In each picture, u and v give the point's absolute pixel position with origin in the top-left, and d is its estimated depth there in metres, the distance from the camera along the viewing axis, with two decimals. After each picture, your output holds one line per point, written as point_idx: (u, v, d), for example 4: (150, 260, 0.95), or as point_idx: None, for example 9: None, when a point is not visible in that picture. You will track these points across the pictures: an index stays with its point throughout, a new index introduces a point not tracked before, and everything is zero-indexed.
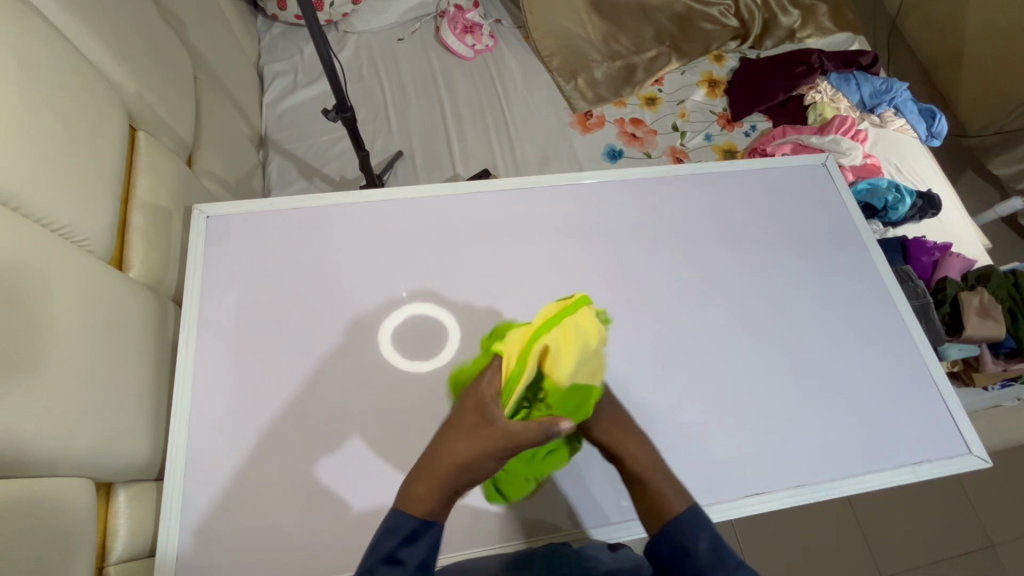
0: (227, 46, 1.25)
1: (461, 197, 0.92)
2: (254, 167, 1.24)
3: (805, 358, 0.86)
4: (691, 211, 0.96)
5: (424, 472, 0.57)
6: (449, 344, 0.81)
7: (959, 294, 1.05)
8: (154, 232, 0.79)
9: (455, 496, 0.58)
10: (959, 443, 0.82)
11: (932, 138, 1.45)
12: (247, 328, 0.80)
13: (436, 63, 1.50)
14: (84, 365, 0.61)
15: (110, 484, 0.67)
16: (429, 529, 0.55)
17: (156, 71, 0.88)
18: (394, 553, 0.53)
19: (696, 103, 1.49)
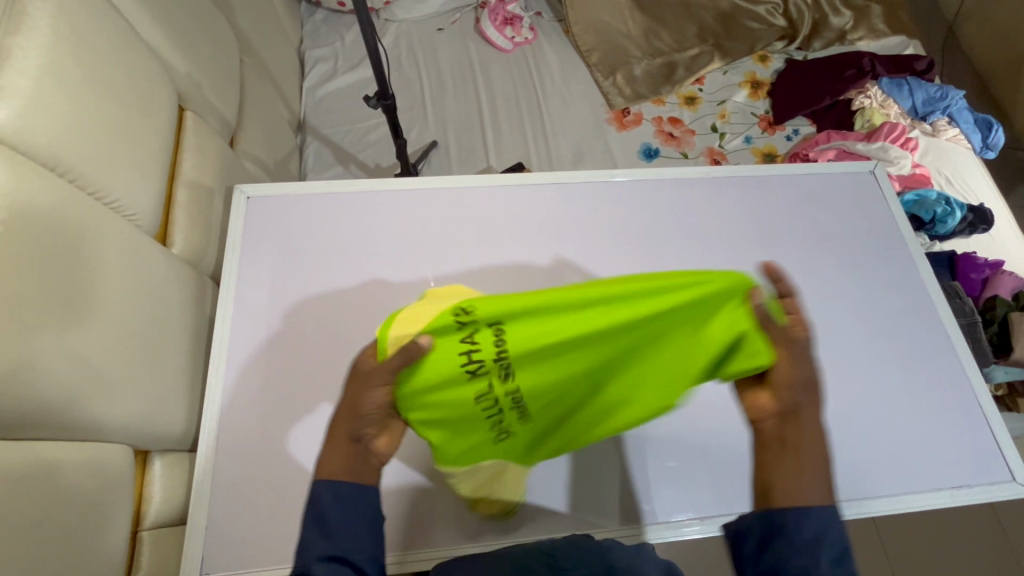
0: (272, 31, 1.27)
1: (497, 189, 0.92)
2: (291, 151, 1.26)
3: (839, 372, 0.83)
4: (730, 214, 0.93)
5: (341, 433, 0.53)
6: None
7: (1009, 314, 1.00)
8: (196, 209, 0.81)
9: (366, 454, 0.54)
10: (1001, 470, 0.78)
11: (988, 149, 1.38)
12: (281, 308, 0.81)
13: (475, 54, 1.49)
14: (128, 336, 0.63)
15: (146, 453, 0.69)
16: (349, 489, 0.52)
17: (205, 53, 0.90)
18: (321, 516, 0.51)
19: (737, 105, 1.45)
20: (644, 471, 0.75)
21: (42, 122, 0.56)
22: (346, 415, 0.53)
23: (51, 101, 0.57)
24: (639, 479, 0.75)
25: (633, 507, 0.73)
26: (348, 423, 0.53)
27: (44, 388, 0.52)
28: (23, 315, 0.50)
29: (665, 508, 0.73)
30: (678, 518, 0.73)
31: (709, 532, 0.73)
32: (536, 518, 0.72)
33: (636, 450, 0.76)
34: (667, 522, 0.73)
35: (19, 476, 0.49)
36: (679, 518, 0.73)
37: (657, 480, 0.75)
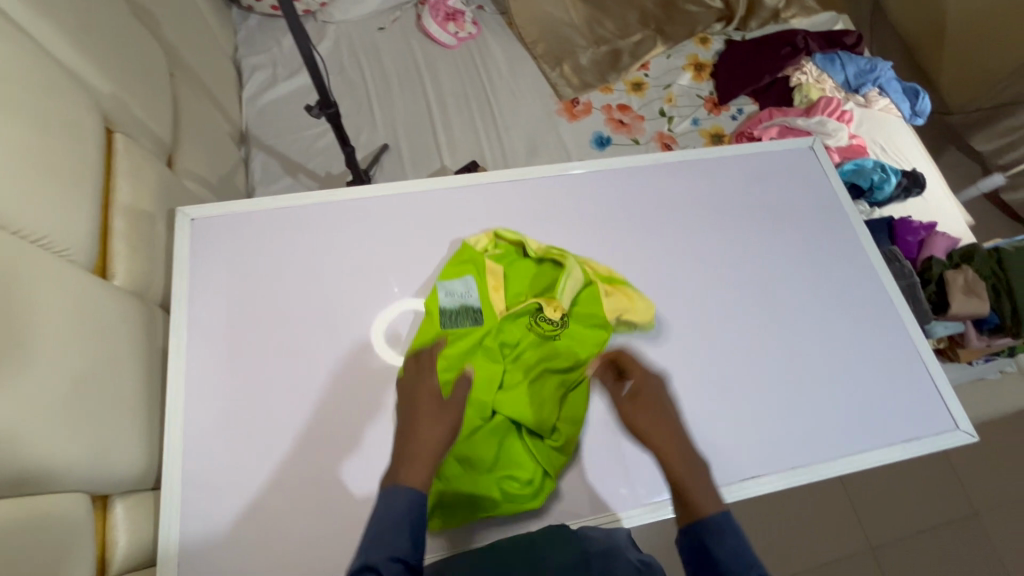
0: (202, 40, 1.21)
1: (451, 191, 0.91)
2: (236, 165, 1.21)
3: (793, 343, 0.87)
4: (681, 198, 0.96)
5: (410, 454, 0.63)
6: None
7: (944, 272, 1.06)
8: (137, 237, 0.77)
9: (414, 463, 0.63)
10: (947, 420, 0.83)
11: (916, 116, 1.46)
12: (237, 332, 0.78)
13: (419, 53, 1.47)
14: (73, 379, 0.60)
15: (107, 497, 0.66)
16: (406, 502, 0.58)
17: (130, 70, 0.85)
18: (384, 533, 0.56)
19: (682, 88, 1.48)
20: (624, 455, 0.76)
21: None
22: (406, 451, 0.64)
23: None
24: (619, 459, 0.76)
25: (617, 493, 0.74)
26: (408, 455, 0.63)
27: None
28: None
29: (648, 491, 0.74)
30: (661, 498, 0.74)
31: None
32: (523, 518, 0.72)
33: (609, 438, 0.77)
34: (648, 502, 0.74)
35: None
36: (662, 499, 0.74)
37: (636, 460, 0.76)
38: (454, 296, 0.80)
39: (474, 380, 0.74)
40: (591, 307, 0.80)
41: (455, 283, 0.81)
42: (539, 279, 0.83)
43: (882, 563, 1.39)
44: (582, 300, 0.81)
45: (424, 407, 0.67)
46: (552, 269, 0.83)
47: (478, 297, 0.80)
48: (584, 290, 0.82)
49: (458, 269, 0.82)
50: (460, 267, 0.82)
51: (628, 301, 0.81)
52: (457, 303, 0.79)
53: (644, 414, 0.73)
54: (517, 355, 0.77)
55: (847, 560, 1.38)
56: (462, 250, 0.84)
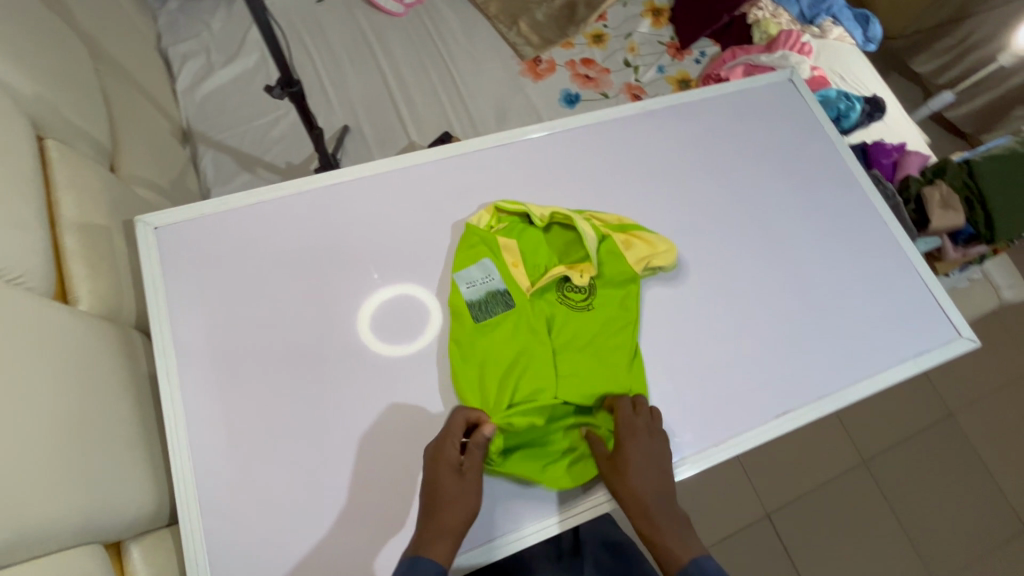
0: (122, 29, 1.08)
1: (438, 164, 0.86)
2: (184, 166, 1.10)
3: (799, 276, 0.87)
4: (670, 145, 0.94)
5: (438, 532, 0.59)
6: (438, 322, 0.76)
7: (921, 190, 1.10)
8: (95, 255, 0.68)
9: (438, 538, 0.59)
10: (949, 329, 0.86)
11: (869, 42, 1.48)
12: (231, 345, 0.72)
13: (366, 24, 1.37)
14: (54, 422, 0.52)
15: (119, 542, 0.59)
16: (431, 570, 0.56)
17: (49, 65, 0.73)
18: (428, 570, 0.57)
19: (643, 36, 1.45)
20: None
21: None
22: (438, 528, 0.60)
23: None
24: None
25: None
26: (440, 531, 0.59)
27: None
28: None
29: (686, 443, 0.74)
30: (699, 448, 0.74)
31: (729, 453, 0.74)
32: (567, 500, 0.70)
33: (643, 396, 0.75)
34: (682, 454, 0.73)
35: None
36: (700, 448, 0.74)
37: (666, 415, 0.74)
38: (476, 284, 0.76)
39: (522, 364, 0.72)
40: (616, 264, 0.78)
41: (474, 271, 0.77)
42: (562, 248, 0.81)
43: (877, 472, 1.48)
44: (604, 256, 0.79)
45: (445, 486, 0.60)
46: (564, 234, 0.82)
47: (499, 274, 0.77)
48: (601, 246, 0.79)
49: (470, 254, 0.78)
50: (469, 253, 0.78)
51: (650, 246, 0.79)
52: (482, 291, 0.75)
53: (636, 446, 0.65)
54: (559, 331, 0.75)
55: (846, 474, 1.46)
56: (470, 227, 0.80)
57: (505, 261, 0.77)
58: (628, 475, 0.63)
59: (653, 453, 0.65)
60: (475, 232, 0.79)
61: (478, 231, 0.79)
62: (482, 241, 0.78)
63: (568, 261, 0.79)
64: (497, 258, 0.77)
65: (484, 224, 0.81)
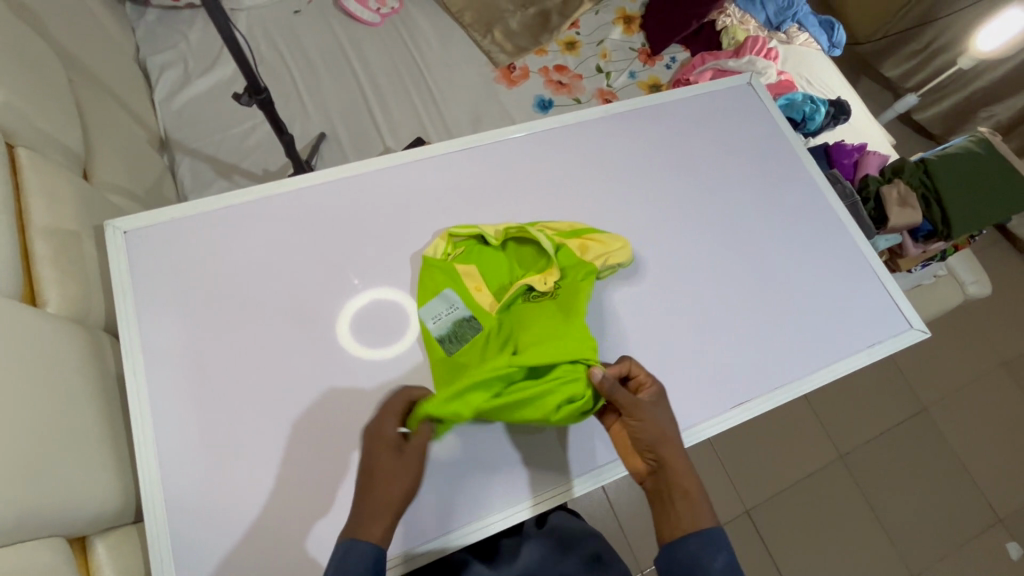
0: (97, 40, 1.10)
1: (405, 167, 0.88)
2: (161, 173, 1.12)
3: (758, 272, 0.90)
4: (633, 147, 0.96)
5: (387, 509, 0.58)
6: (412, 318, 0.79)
7: (879, 188, 1.14)
8: (64, 259, 0.70)
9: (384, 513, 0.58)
10: (901, 321, 0.90)
11: (834, 48, 1.53)
12: (198, 346, 0.73)
13: (342, 33, 1.39)
14: (18, 418, 0.53)
15: (84, 538, 0.61)
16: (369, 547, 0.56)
17: (20, 75, 0.75)
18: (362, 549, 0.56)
19: (615, 42, 1.48)
20: None
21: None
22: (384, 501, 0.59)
23: None
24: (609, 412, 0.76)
25: (611, 446, 0.76)
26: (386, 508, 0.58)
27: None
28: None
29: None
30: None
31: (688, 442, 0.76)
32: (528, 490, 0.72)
33: None
34: None
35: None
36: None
37: None
38: (441, 318, 0.77)
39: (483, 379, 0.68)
40: (575, 269, 0.77)
41: (437, 305, 0.78)
42: (523, 261, 0.81)
43: (851, 466, 1.50)
44: (560, 264, 0.78)
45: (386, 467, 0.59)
46: (519, 249, 0.82)
47: (461, 299, 0.77)
48: (556, 255, 0.79)
49: (433, 288, 0.78)
50: (433, 286, 0.78)
51: (603, 245, 0.80)
52: (448, 322, 0.76)
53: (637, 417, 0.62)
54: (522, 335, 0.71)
55: (822, 469, 1.49)
56: (426, 257, 0.80)
57: (467, 289, 0.78)
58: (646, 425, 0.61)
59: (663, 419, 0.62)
60: (433, 262, 0.80)
61: (435, 260, 0.80)
62: (441, 270, 0.79)
63: (531, 273, 0.79)
64: (460, 287, 0.78)
65: (440, 249, 0.81)
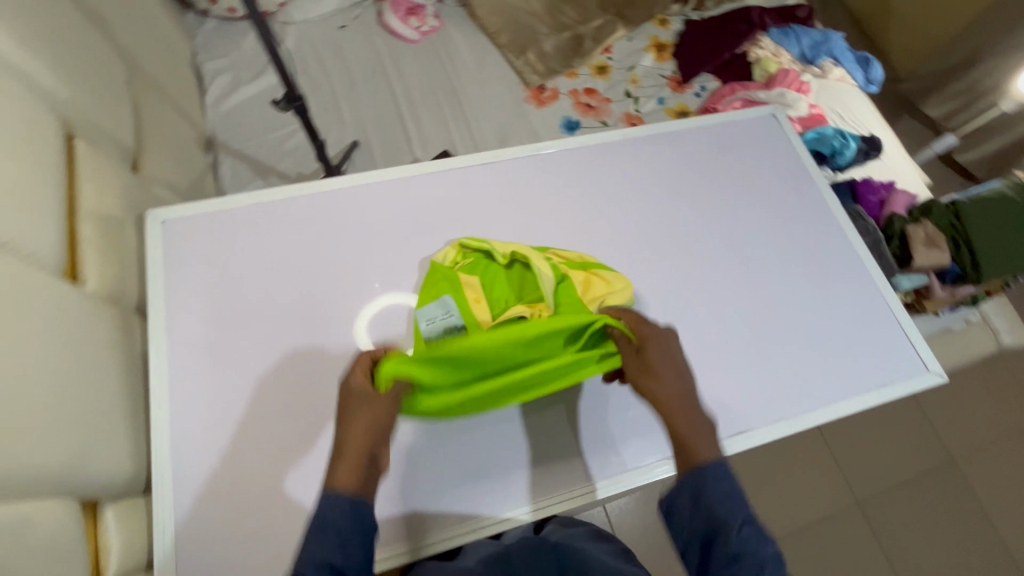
0: (159, 45, 1.19)
1: (426, 178, 0.92)
2: (204, 170, 1.19)
3: (770, 302, 0.89)
4: (651, 170, 0.98)
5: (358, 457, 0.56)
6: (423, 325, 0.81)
7: (905, 227, 1.11)
8: (106, 241, 0.76)
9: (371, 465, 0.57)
10: (917, 363, 0.87)
11: (870, 84, 1.52)
12: (218, 333, 0.77)
13: (383, 48, 1.47)
14: (49, 382, 0.58)
15: (95, 503, 0.64)
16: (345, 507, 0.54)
17: (85, 73, 0.83)
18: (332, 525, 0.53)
19: (646, 69, 1.51)
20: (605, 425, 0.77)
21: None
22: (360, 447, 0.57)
23: None
24: (604, 430, 0.76)
25: (603, 463, 0.75)
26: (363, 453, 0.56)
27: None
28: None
29: (632, 455, 0.75)
30: (645, 462, 0.75)
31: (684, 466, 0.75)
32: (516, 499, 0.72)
33: (598, 404, 0.78)
34: (635, 468, 0.74)
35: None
36: (649, 460, 0.75)
37: (620, 427, 0.76)
38: (435, 322, 0.75)
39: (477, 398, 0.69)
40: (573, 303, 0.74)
41: (433, 309, 0.76)
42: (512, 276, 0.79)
43: (869, 513, 1.44)
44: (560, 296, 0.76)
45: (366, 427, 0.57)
46: (523, 272, 0.79)
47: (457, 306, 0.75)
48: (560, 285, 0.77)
49: (433, 292, 0.77)
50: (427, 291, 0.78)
51: (607, 285, 0.79)
52: (440, 327, 0.75)
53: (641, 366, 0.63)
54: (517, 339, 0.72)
55: (838, 514, 1.43)
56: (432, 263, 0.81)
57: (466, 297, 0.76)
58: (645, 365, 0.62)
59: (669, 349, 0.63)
60: (438, 269, 0.80)
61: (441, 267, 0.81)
62: (444, 276, 0.79)
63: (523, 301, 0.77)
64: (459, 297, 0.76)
65: (448, 254, 0.83)
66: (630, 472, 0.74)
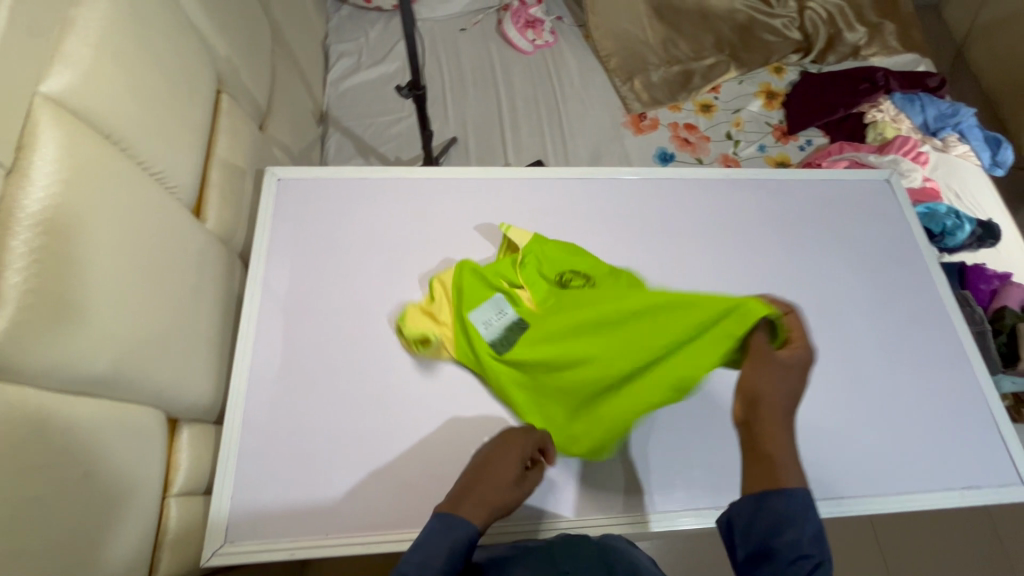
0: (300, 22, 1.29)
1: (520, 181, 0.94)
2: (314, 141, 1.28)
3: (851, 373, 0.84)
4: (745, 214, 0.95)
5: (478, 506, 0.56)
6: None
7: (1018, 324, 1.03)
8: (229, 188, 0.83)
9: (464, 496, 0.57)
10: (1011, 473, 0.79)
11: (997, 166, 1.41)
12: (304, 290, 0.82)
13: (496, 55, 1.52)
14: (161, 301, 0.63)
15: (176, 421, 0.70)
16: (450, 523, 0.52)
17: (241, 37, 0.92)
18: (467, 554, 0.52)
19: (752, 114, 1.48)
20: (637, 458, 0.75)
21: (83, 78, 0.55)
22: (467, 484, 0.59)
23: (106, 69, 0.58)
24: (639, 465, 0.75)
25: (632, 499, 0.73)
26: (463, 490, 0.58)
27: (64, 341, 0.50)
28: (47, 266, 0.49)
29: (661, 497, 0.73)
30: (670, 509, 0.72)
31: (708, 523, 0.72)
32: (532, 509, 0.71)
33: (647, 439, 0.76)
34: (664, 511, 0.72)
35: (42, 431, 0.48)
36: (675, 508, 0.73)
37: (656, 466, 0.75)
38: (491, 324, 0.77)
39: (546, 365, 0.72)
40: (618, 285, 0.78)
41: (487, 311, 0.78)
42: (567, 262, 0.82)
43: None
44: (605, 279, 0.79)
45: (500, 471, 0.60)
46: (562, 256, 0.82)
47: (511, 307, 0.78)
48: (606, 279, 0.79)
49: (480, 296, 0.79)
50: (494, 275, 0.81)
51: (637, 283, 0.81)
52: (498, 326, 0.77)
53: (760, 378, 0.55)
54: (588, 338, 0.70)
55: None
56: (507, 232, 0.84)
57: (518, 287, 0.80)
58: (772, 375, 0.55)
59: (791, 385, 0.55)
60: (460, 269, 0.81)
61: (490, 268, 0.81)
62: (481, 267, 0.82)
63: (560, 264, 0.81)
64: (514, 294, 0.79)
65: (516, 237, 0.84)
66: (650, 520, 0.72)
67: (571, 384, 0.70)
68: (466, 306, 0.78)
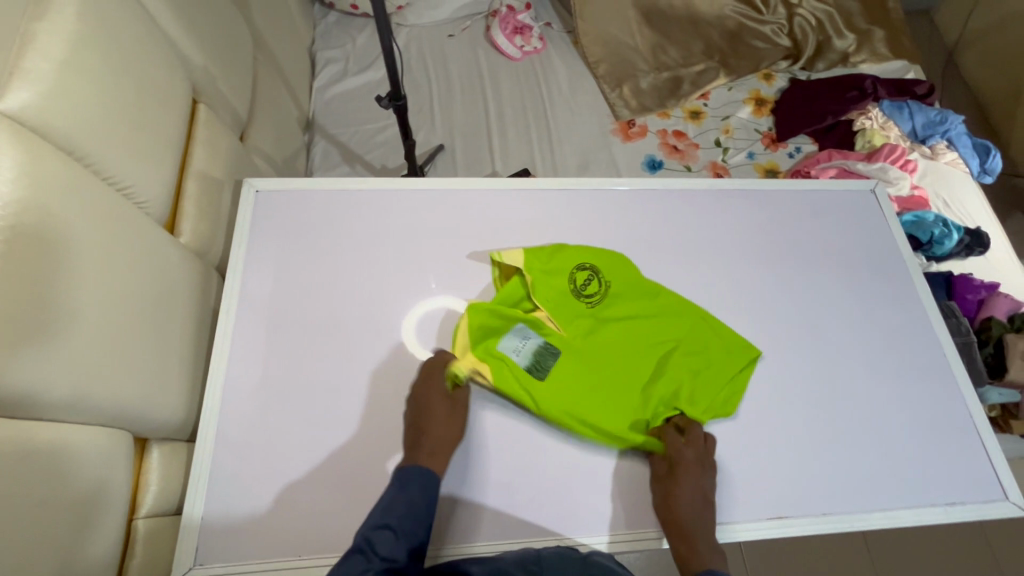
0: (284, 29, 1.28)
1: (504, 192, 0.93)
2: (299, 149, 1.27)
3: (837, 387, 0.83)
4: (729, 225, 0.95)
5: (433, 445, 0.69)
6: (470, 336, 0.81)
7: (1004, 335, 1.02)
8: (205, 200, 0.81)
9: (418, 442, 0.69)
10: (996, 489, 0.78)
11: (986, 173, 1.40)
12: (281, 305, 0.81)
13: (484, 61, 1.51)
14: (129, 318, 0.62)
15: (146, 441, 0.68)
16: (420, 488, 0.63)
17: (219, 47, 0.91)
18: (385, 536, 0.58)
19: (741, 121, 1.48)
20: (614, 478, 0.74)
21: (43, 93, 0.54)
22: (417, 429, 0.71)
23: (71, 84, 0.57)
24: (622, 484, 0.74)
25: (614, 519, 0.72)
26: (416, 436, 0.70)
27: (21, 364, 0.48)
28: (3, 288, 0.47)
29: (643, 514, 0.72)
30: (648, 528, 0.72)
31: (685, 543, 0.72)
32: (513, 531, 0.70)
33: (627, 457, 0.75)
34: (644, 531, 0.72)
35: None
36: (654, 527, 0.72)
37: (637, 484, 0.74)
38: (523, 353, 0.77)
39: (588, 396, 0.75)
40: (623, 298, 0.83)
41: (513, 341, 0.77)
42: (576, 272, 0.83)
43: None
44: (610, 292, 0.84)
45: (438, 410, 0.72)
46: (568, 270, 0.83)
47: (534, 329, 0.79)
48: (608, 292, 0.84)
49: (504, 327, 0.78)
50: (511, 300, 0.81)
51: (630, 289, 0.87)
52: (530, 355, 0.77)
53: (689, 485, 0.70)
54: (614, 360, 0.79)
55: None
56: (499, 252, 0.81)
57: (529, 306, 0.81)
58: (680, 493, 0.69)
59: (702, 483, 0.71)
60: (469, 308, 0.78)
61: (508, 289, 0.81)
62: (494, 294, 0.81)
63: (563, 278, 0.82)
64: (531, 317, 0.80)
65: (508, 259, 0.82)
66: (630, 540, 0.71)
67: (611, 409, 0.75)
68: (494, 338, 0.77)
